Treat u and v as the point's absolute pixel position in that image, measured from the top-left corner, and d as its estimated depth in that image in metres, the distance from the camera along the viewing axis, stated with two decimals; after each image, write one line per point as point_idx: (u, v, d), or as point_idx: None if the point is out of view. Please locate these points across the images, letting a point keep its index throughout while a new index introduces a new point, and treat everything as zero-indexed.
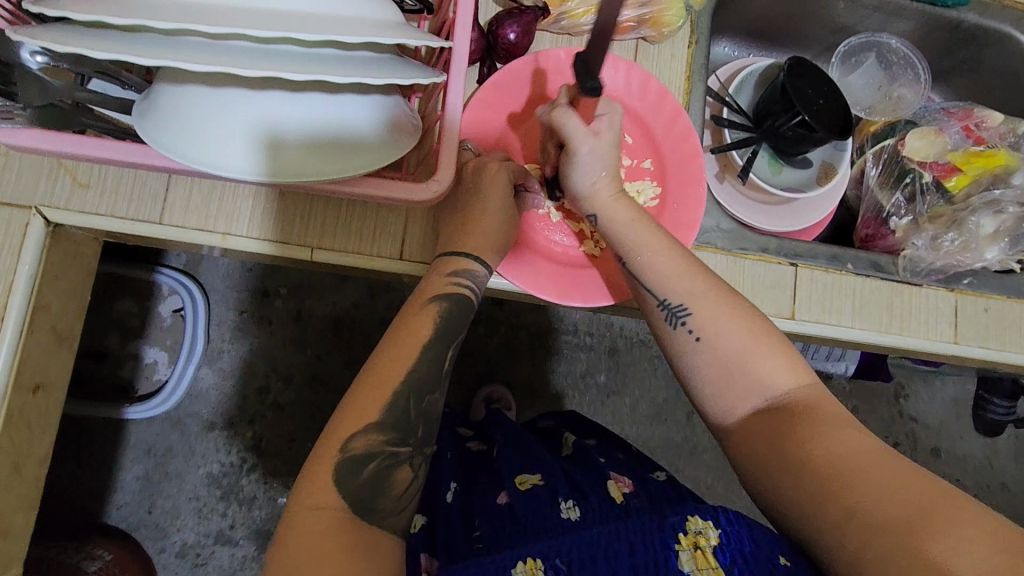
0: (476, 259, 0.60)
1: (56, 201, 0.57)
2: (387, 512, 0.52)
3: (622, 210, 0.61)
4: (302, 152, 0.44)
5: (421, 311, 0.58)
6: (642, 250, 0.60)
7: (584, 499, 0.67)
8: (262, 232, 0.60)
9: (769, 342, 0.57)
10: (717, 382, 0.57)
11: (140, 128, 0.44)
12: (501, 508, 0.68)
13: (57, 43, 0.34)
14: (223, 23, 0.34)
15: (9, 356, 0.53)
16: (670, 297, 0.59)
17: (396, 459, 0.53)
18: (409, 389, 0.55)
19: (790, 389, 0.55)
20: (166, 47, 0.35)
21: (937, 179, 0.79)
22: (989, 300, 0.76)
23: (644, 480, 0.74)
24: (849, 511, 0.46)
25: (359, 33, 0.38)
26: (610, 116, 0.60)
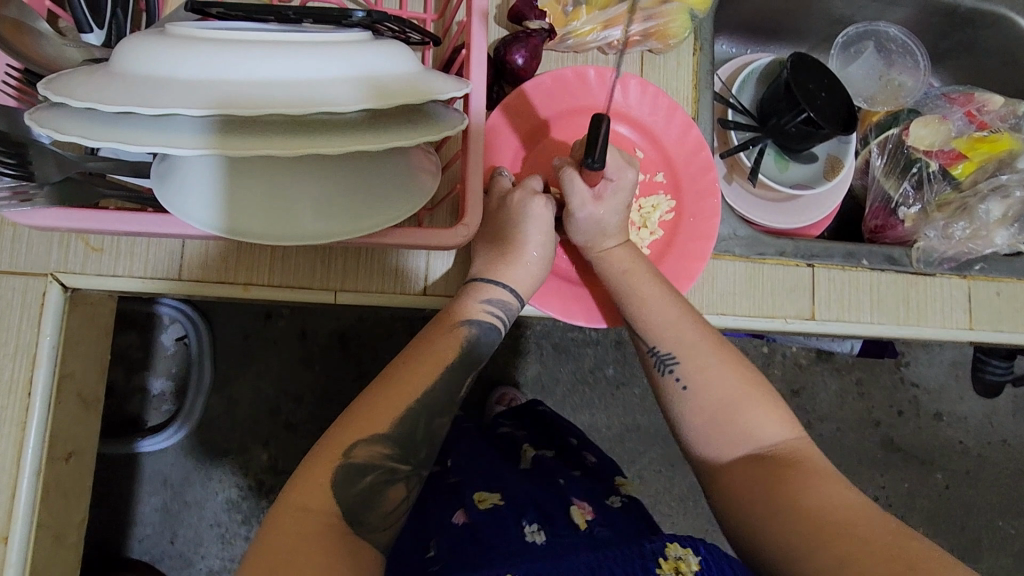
0: (503, 285, 0.60)
1: (71, 266, 0.55)
2: (372, 523, 0.51)
3: (614, 264, 0.63)
4: (325, 220, 0.44)
5: (447, 333, 0.59)
6: (640, 293, 0.62)
7: (550, 523, 0.72)
8: (283, 279, 0.59)
9: (756, 396, 0.60)
10: (705, 430, 0.59)
11: (163, 196, 0.44)
12: (460, 528, 0.71)
13: (92, 138, 0.34)
14: (255, 105, 0.35)
15: (42, 432, 0.54)
16: (659, 346, 0.62)
17: (393, 476, 0.54)
18: (422, 408, 0.56)
19: (778, 440, 0.58)
20: (196, 132, 0.36)
21: (943, 168, 0.80)
22: (1001, 284, 0.76)
23: (604, 507, 0.78)
24: (806, 544, 0.48)
25: (391, 98, 0.38)
26: (617, 182, 0.63)
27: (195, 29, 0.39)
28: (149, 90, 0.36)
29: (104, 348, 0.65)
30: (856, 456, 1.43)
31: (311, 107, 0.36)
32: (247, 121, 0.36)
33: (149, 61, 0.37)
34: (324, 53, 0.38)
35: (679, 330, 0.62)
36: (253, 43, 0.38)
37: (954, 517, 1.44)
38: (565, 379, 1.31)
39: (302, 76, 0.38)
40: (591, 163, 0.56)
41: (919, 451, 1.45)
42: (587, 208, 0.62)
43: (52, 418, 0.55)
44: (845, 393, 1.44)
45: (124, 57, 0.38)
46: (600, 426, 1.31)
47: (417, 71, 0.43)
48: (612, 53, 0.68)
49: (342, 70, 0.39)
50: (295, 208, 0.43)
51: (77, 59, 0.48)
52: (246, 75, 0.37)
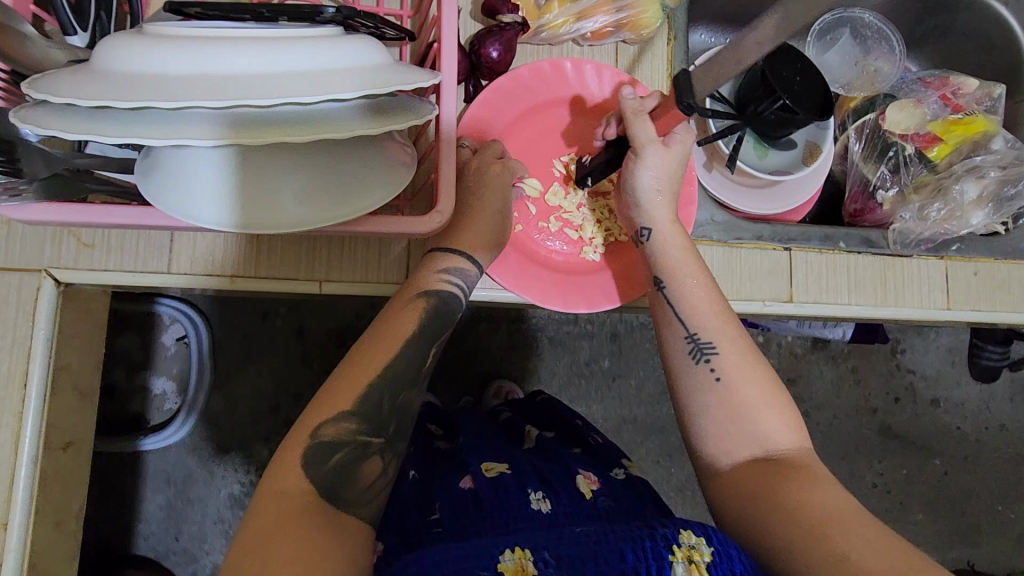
0: (465, 255, 0.61)
1: (64, 262, 0.57)
2: (351, 500, 0.53)
3: (668, 245, 0.65)
4: (304, 208, 0.46)
5: (408, 305, 0.60)
6: (683, 284, 0.64)
7: (553, 492, 0.71)
8: (269, 270, 0.61)
9: (777, 402, 0.62)
10: (726, 416, 0.60)
11: (145, 186, 0.46)
12: (465, 492, 0.72)
13: (69, 132, 0.36)
14: (222, 98, 0.37)
15: (37, 424, 0.56)
16: (702, 334, 0.63)
17: (366, 451, 0.55)
18: (385, 384, 0.57)
19: (795, 445, 0.60)
20: (166, 124, 0.37)
21: (919, 151, 0.81)
22: (978, 264, 0.77)
23: (608, 478, 0.78)
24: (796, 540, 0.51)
25: (355, 88, 0.39)
26: (682, 134, 0.65)
27: (172, 28, 0.41)
28: (124, 87, 0.37)
29: (97, 345, 0.67)
30: (851, 442, 1.44)
31: (278, 99, 0.38)
32: (214, 112, 0.38)
33: (125, 58, 0.39)
34: (293, 46, 0.40)
35: (715, 325, 0.63)
36: (225, 39, 0.40)
37: (952, 501, 1.45)
38: (560, 371, 1.33)
39: (272, 69, 0.39)
40: (688, 107, 0.56)
41: (916, 437, 1.46)
42: (657, 154, 0.64)
43: (49, 410, 0.57)
44: (841, 381, 1.45)
45: (105, 55, 0.40)
46: (597, 417, 1.33)
47: (389, 63, 0.45)
48: (586, 44, 0.70)
49: (311, 64, 0.40)
50: (275, 197, 0.45)
51: (61, 60, 0.49)
52: (219, 70, 0.39)
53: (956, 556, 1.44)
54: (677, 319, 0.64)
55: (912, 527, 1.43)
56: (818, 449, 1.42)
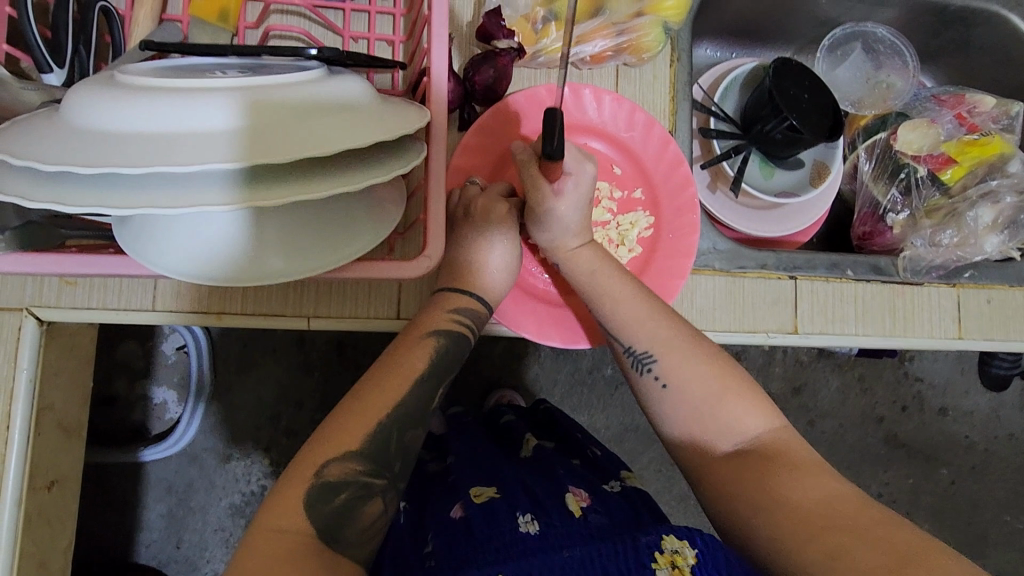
0: (479, 299, 0.61)
1: (46, 300, 0.56)
2: (345, 539, 0.50)
3: (581, 264, 0.63)
4: (287, 261, 0.43)
5: (417, 343, 0.58)
6: (609, 292, 0.62)
7: (545, 514, 0.67)
8: (257, 307, 0.60)
9: (733, 390, 0.59)
10: (688, 423, 0.59)
11: (121, 237, 0.44)
12: (455, 521, 0.67)
13: (31, 198, 0.34)
14: (235, 158, 0.35)
15: (21, 465, 0.55)
16: (636, 345, 0.62)
17: (367, 491, 0.52)
18: (394, 421, 0.55)
19: (759, 429, 0.58)
20: (172, 185, 0.35)
21: (932, 173, 0.78)
22: (992, 291, 0.75)
23: (600, 493, 0.74)
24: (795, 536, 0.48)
25: (332, 145, 0.37)
26: (575, 177, 0.62)
27: (143, 79, 0.39)
28: (116, 149, 0.35)
29: (85, 376, 0.66)
30: (858, 452, 1.42)
31: (292, 154, 0.36)
32: (218, 170, 0.36)
33: (94, 114, 0.37)
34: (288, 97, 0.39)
35: (651, 328, 0.61)
36: (198, 93, 0.38)
37: (960, 510, 1.43)
38: (563, 380, 1.31)
39: (244, 125, 0.37)
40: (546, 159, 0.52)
41: (923, 446, 1.43)
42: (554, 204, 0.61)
43: (32, 449, 0.56)
44: (848, 390, 1.43)
45: (74, 112, 0.38)
46: (599, 426, 1.31)
47: (380, 103, 0.44)
48: (586, 68, 0.67)
49: (285, 118, 0.38)
50: (259, 250, 0.43)
51: (35, 101, 0.47)
52: (216, 125, 0.37)
53: None
54: (610, 335, 0.63)
55: None
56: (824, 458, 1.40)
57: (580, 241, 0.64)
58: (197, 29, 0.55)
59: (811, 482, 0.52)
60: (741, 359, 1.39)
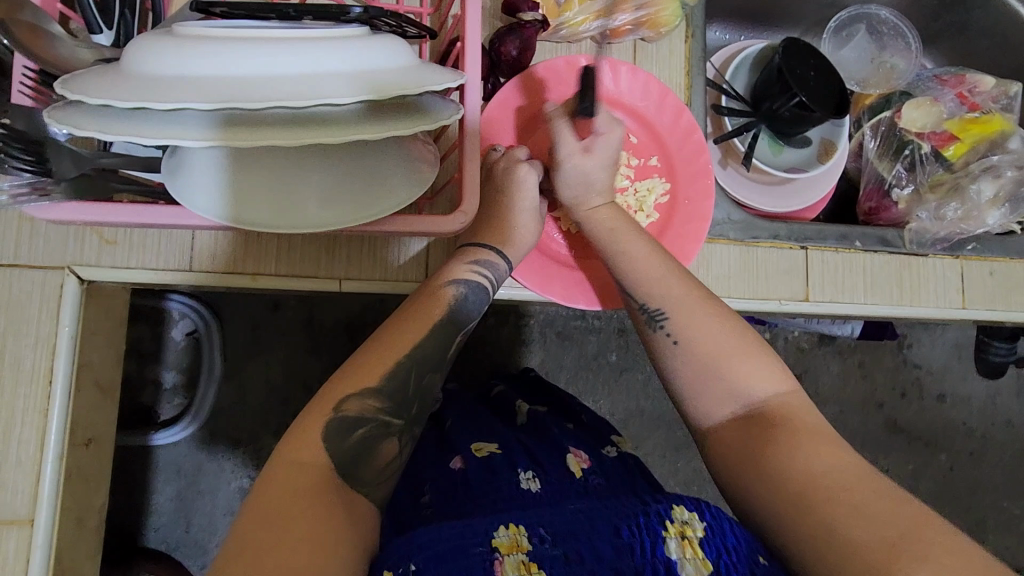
0: (495, 251, 0.62)
1: (86, 259, 0.58)
2: (366, 479, 0.53)
3: (599, 223, 0.65)
4: (328, 211, 0.46)
5: (436, 292, 0.60)
6: (626, 251, 0.64)
7: (544, 471, 0.69)
8: (289, 268, 0.61)
9: (742, 350, 0.60)
10: (698, 381, 0.60)
11: (171, 185, 0.46)
12: (455, 473, 0.69)
13: (106, 133, 0.36)
14: (209, 100, 0.36)
15: (62, 420, 0.57)
16: (649, 302, 0.63)
17: (386, 430, 0.55)
18: (411, 364, 0.57)
19: (766, 395, 0.59)
20: (160, 124, 0.37)
21: (935, 150, 0.81)
22: (994, 264, 0.77)
23: (600, 456, 0.77)
24: (787, 512, 0.50)
25: (389, 90, 0.40)
26: (606, 135, 0.64)
27: (201, 28, 0.41)
28: (173, 89, 0.37)
29: (117, 341, 0.68)
30: (858, 438, 1.44)
31: (266, 101, 0.37)
32: (204, 112, 0.38)
33: (157, 59, 0.39)
34: (296, 49, 0.40)
35: (667, 285, 0.63)
36: (256, 42, 0.40)
37: (957, 495, 1.46)
38: (569, 365, 1.33)
39: (303, 72, 0.39)
40: None
41: (921, 432, 1.46)
42: (576, 161, 0.64)
43: (73, 407, 0.58)
44: (847, 376, 1.45)
45: (132, 55, 0.41)
46: (604, 410, 1.33)
47: (408, 66, 0.44)
48: (606, 41, 0.70)
49: (340, 67, 0.40)
50: (300, 198, 0.45)
51: (89, 60, 0.49)
52: (250, 71, 0.39)
53: None
54: (627, 292, 0.64)
55: None
56: None
57: (603, 202, 0.66)
58: None
59: (812, 451, 0.53)
60: None
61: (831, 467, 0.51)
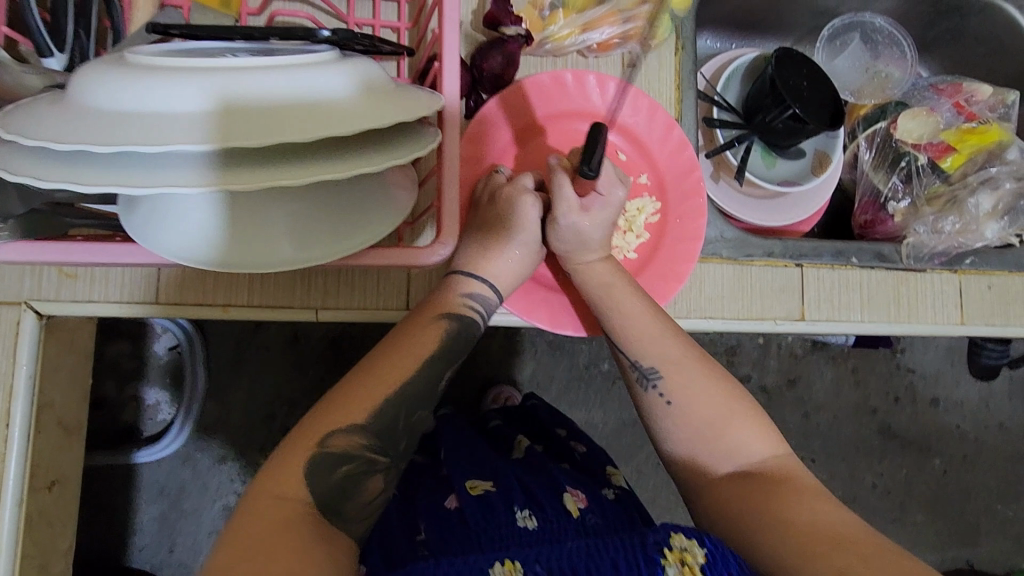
0: (489, 283, 0.60)
1: (44, 294, 0.55)
2: (348, 516, 0.50)
3: (594, 278, 0.62)
4: (298, 249, 0.42)
5: (429, 325, 0.57)
6: (621, 309, 0.61)
7: (540, 508, 0.66)
8: (262, 299, 0.58)
9: (734, 413, 0.59)
10: (693, 440, 0.59)
11: (129, 224, 0.43)
12: (450, 512, 0.67)
13: (41, 178, 0.33)
14: (210, 139, 0.33)
15: (21, 466, 0.54)
16: (642, 360, 0.61)
17: (371, 468, 0.51)
18: (400, 400, 0.53)
19: (762, 455, 0.58)
20: (150, 168, 0.34)
21: (932, 161, 0.79)
22: (992, 278, 0.75)
23: (597, 497, 0.73)
24: (796, 561, 0.48)
25: (351, 123, 0.36)
26: (605, 198, 0.62)
27: (150, 57, 0.38)
28: (113, 126, 0.34)
29: (82, 374, 0.65)
30: (853, 444, 1.43)
31: (271, 137, 0.35)
32: (196, 151, 0.35)
33: (100, 94, 0.36)
34: (277, 78, 0.37)
35: (661, 344, 0.61)
36: (208, 73, 0.36)
37: (951, 500, 1.45)
38: (560, 377, 1.31)
39: (259, 105, 0.36)
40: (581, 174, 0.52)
41: (916, 437, 1.45)
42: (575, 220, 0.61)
43: (32, 449, 0.55)
44: (842, 382, 1.44)
45: (79, 91, 0.37)
46: (597, 421, 1.31)
47: (380, 93, 0.41)
48: (592, 56, 0.68)
49: (300, 98, 0.37)
50: (269, 236, 0.42)
51: (36, 86, 0.46)
52: (200, 105, 0.35)
53: (955, 555, 1.43)
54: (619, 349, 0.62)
55: (911, 528, 1.43)
56: (818, 451, 1.41)
57: (602, 256, 0.63)
58: (200, 14, 0.54)
59: (812, 505, 0.52)
60: (736, 352, 1.40)
61: (835, 521, 0.51)
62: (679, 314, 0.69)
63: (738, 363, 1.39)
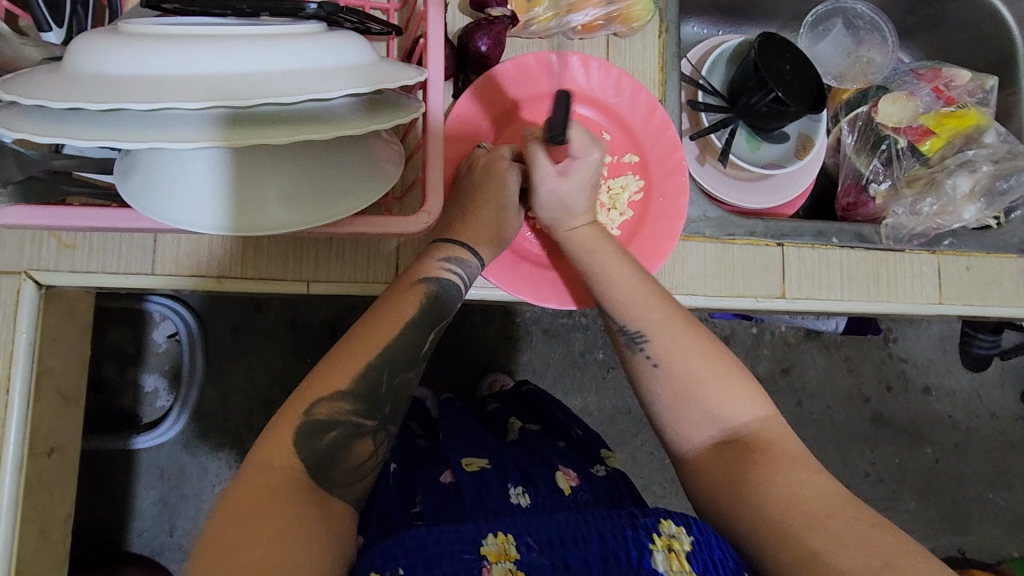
0: (467, 248, 0.61)
1: (44, 264, 0.56)
2: (337, 482, 0.51)
3: (579, 244, 0.64)
4: (287, 212, 0.44)
5: (408, 289, 0.58)
6: (607, 274, 0.63)
7: (533, 485, 0.68)
8: (254, 271, 0.60)
9: (723, 377, 0.60)
10: (678, 405, 0.60)
11: (123, 187, 0.45)
12: (446, 487, 0.68)
13: (42, 135, 0.35)
14: (203, 98, 0.35)
15: (21, 430, 0.56)
16: (630, 324, 0.62)
17: (359, 431, 0.53)
18: (383, 364, 0.54)
19: (746, 417, 0.59)
20: (150, 127, 0.36)
21: (911, 144, 0.81)
22: (971, 258, 0.77)
23: (589, 475, 0.75)
24: (766, 534, 0.50)
25: (337, 88, 0.38)
26: (582, 161, 0.63)
27: (145, 25, 0.40)
28: (111, 87, 0.36)
29: (82, 347, 0.67)
30: (845, 432, 1.44)
31: (261, 98, 0.36)
32: (189, 111, 0.37)
33: (98, 58, 0.38)
34: (267, 44, 0.39)
35: (645, 310, 0.62)
36: (201, 39, 0.38)
37: (943, 488, 1.47)
38: (555, 364, 1.33)
39: (249, 70, 0.38)
40: None
41: (908, 426, 1.47)
42: (553, 185, 0.63)
43: (32, 415, 0.57)
44: (834, 370, 1.46)
45: (78, 57, 0.39)
46: (591, 408, 1.33)
47: (367, 62, 0.43)
48: (577, 38, 0.69)
49: (289, 64, 0.39)
50: (259, 199, 0.44)
51: (34, 57, 0.48)
52: (193, 69, 0.37)
53: (947, 542, 1.45)
54: (608, 313, 0.64)
55: (904, 515, 1.44)
56: (811, 439, 1.43)
57: (587, 224, 0.65)
58: None
59: (796, 475, 0.53)
60: (730, 341, 1.42)
61: (810, 491, 0.52)
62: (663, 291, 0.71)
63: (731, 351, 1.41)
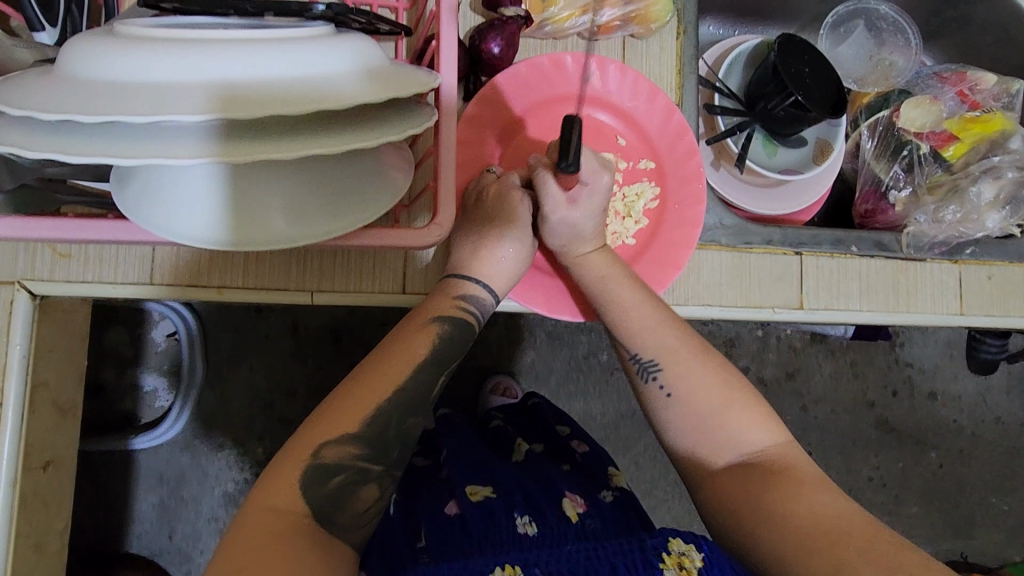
0: (480, 282, 0.59)
1: (38, 274, 0.54)
2: (344, 526, 0.49)
3: (591, 269, 0.62)
4: (293, 227, 0.42)
5: (420, 330, 0.57)
6: (616, 300, 0.61)
7: (540, 515, 0.66)
8: (257, 280, 0.58)
9: (741, 404, 0.58)
10: (692, 432, 0.58)
11: (121, 198, 0.42)
12: (451, 520, 0.66)
13: (33, 148, 0.33)
14: (200, 110, 0.33)
15: (15, 444, 0.54)
16: (641, 352, 0.61)
17: (364, 477, 0.51)
18: (392, 408, 0.53)
19: (765, 444, 0.57)
20: (147, 140, 0.34)
21: (934, 150, 0.78)
22: (993, 268, 0.75)
23: (597, 501, 0.73)
24: (788, 551, 0.48)
25: (348, 97, 0.36)
26: (591, 187, 0.61)
27: (143, 27, 0.37)
28: (105, 96, 0.34)
29: (77, 356, 0.65)
30: (851, 437, 1.43)
31: (265, 108, 0.34)
32: (189, 122, 0.34)
33: (93, 64, 0.36)
34: (271, 50, 0.36)
35: (658, 336, 0.61)
36: (202, 44, 0.36)
37: (948, 493, 1.45)
38: (559, 367, 1.31)
39: (254, 77, 0.36)
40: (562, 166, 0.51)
41: (914, 431, 1.45)
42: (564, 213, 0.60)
43: (26, 428, 0.55)
44: (840, 374, 1.44)
45: (71, 62, 0.37)
46: (595, 412, 1.31)
47: (379, 68, 0.40)
48: (592, 39, 0.67)
49: (297, 71, 0.37)
50: (263, 212, 0.42)
51: (27, 59, 0.46)
52: (193, 76, 0.35)
53: (950, 547, 1.43)
54: (619, 340, 0.62)
55: (908, 521, 1.43)
56: (816, 443, 1.41)
57: (594, 248, 0.63)
58: None
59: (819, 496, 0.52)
60: (734, 345, 1.40)
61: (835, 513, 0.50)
62: (678, 302, 0.69)
63: (737, 355, 1.39)
